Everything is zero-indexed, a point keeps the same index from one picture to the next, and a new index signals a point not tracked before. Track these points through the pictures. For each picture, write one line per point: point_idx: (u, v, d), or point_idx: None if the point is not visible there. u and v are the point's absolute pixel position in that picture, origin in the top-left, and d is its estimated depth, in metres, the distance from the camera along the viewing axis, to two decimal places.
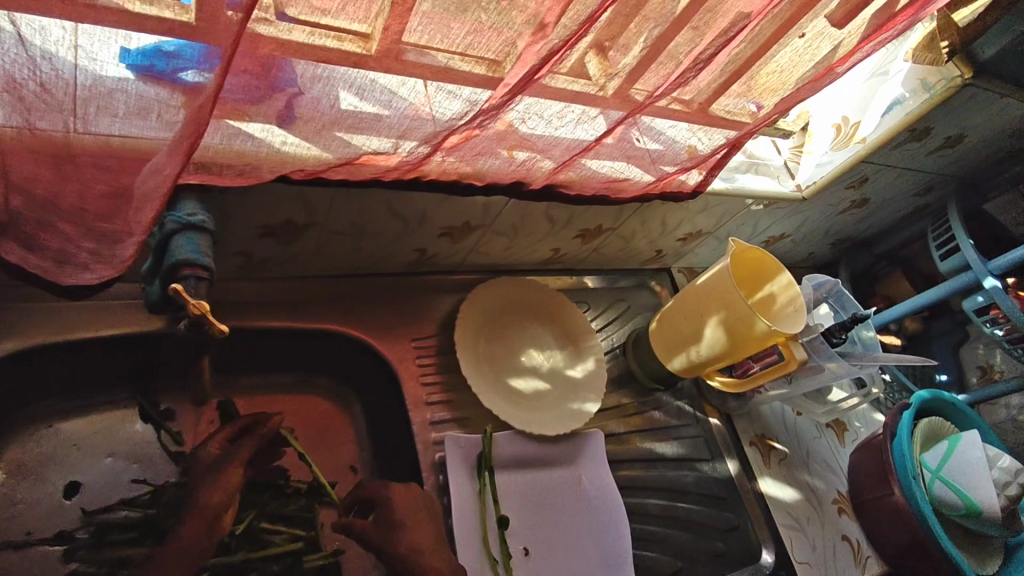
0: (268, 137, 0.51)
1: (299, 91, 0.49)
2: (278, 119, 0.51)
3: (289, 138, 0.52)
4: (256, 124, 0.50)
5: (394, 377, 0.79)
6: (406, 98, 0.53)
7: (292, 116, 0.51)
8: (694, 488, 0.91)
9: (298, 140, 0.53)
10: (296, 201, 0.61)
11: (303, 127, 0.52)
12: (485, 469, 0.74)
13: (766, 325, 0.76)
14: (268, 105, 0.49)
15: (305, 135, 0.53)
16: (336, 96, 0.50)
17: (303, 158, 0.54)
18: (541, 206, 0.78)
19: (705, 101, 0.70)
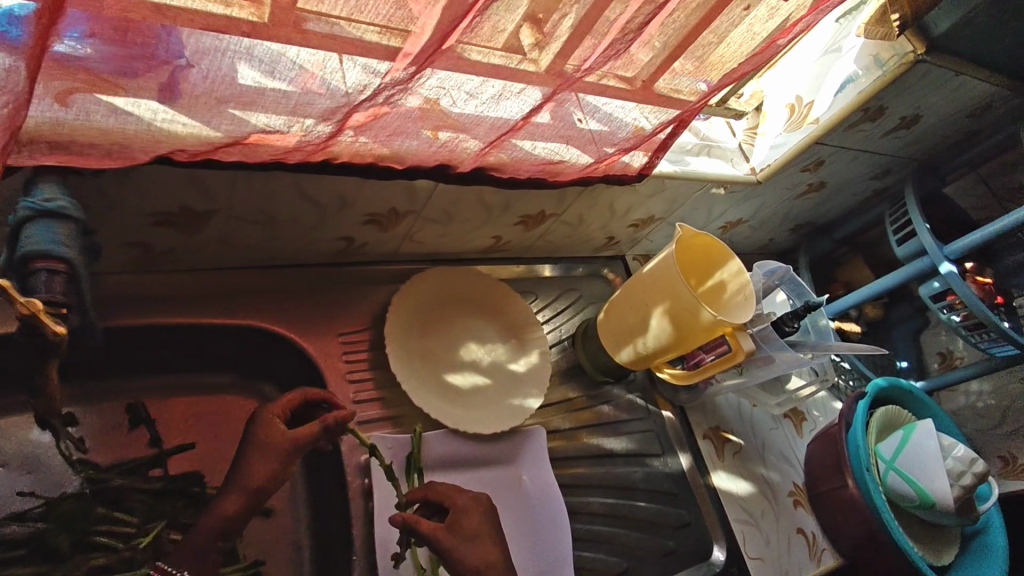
0: (139, 111, 0.46)
1: (185, 63, 0.45)
2: (159, 95, 0.46)
3: (171, 116, 0.47)
4: (128, 99, 0.45)
5: (318, 374, 0.74)
6: (291, 65, 0.47)
7: (176, 92, 0.46)
8: (643, 485, 0.87)
9: (183, 118, 0.48)
10: (189, 184, 0.55)
11: (190, 103, 0.47)
12: (414, 471, 0.70)
13: (712, 315, 0.72)
14: (147, 78, 0.45)
15: (194, 112, 0.48)
16: (235, 67, 0.46)
17: (186, 137, 0.49)
18: (474, 190, 0.73)
19: (649, 78, 0.65)
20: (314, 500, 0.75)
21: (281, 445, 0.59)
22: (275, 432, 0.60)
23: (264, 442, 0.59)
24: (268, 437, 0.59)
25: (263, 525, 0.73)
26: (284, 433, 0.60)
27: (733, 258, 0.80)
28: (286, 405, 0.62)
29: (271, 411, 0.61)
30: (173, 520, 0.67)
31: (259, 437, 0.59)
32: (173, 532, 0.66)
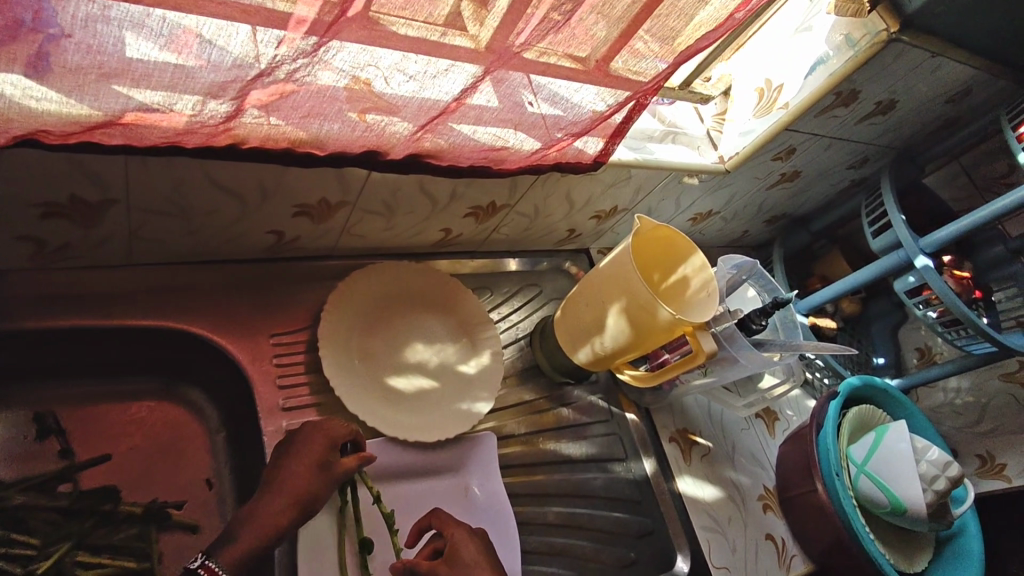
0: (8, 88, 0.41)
1: (59, 32, 0.39)
2: (26, 68, 0.40)
3: (44, 92, 0.42)
4: None
5: (245, 379, 0.68)
6: (167, 32, 0.41)
7: (47, 66, 0.41)
8: (602, 492, 0.83)
9: (54, 94, 0.42)
10: (73, 170, 0.49)
11: (64, 79, 0.42)
12: (345, 484, 0.63)
13: (670, 314, 0.67)
14: (10, 48, 0.39)
15: (66, 88, 0.42)
16: (120, 37, 0.40)
17: (60, 117, 0.43)
18: (415, 179, 0.66)
19: (603, 58, 0.60)
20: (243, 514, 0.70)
21: (335, 472, 0.60)
22: (326, 455, 0.60)
23: (317, 462, 0.59)
24: (323, 459, 0.59)
25: (186, 543, 0.67)
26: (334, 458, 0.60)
27: (695, 252, 0.75)
28: (340, 432, 0.61)
29: (321, 432, 0.61)
30: (80, 540, 0.61)
31: (313, 457, 0.59)
32: (80, 554, 0.60)
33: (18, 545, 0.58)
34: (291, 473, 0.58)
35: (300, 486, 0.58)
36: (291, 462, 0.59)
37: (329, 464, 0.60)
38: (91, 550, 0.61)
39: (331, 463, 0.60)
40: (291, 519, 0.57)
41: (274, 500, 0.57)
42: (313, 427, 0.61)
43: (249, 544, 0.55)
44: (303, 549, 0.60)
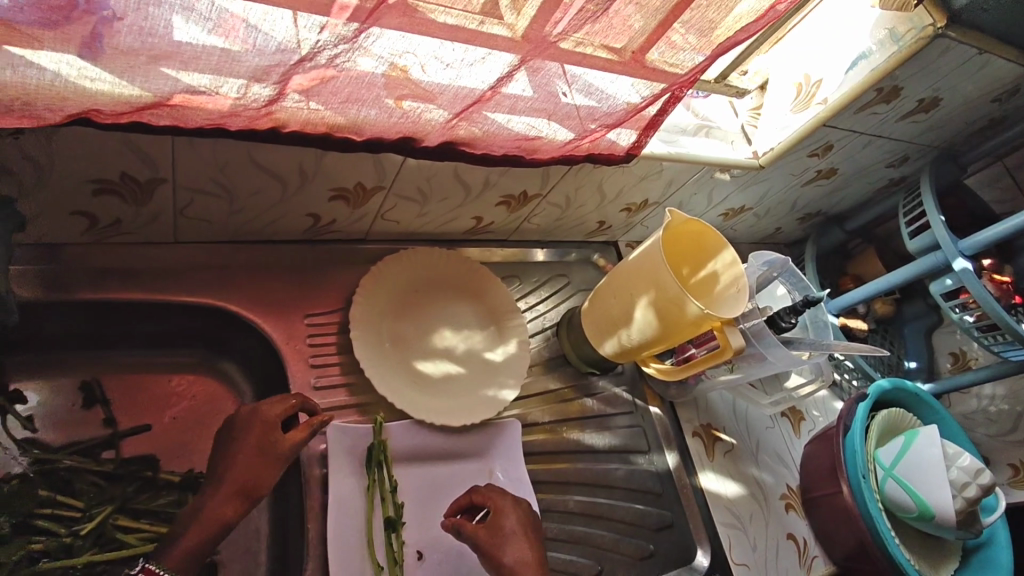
0: (64, 69, 0.42)
1: (114, 15, 0.41)
2: (82, 50, 0.42)
3: (97, 74, 0.43)
4: (48, 55, 0.41)
5: (278, 357, 0.70)
6: (217, 17, 0.43)
7: (101, 48, 0.42)
8: (623, 484, 0.83)
9: (108, 76, 0.44)
10: (126, 149, 0.51)
11: (115, 61, 0.43)
12: (374, 464, 0.65)
13: (699, 309, 0.67)
14: (71, 30, 0.41)
15: (118, 70, 0.44)
16: (169, 20, 0.42)
17: (115, 98, 0.45)
18: (450, 165, 0.67)
19: (638, 49, 0.60)
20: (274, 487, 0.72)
21: (279, 452, 0.59)
22: (264, 436, 0.59)
23: (255, 445, 0.59)
24: (263, 438, 0.59)
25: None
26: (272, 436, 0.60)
27: (727, 248, 0.75)
28: (277, 411, 0.61)
29: (258, 415, 0.60)
30: (121, 504, 0.64)
31: (252, 442, 0.59)
32: (121, 518, 0.63)
33: (63, 507, 0.61)
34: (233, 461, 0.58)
35: (242, 470, 0.57)
36: (234, 448, 0.59)
37: (266, 446, 0.59)
38: (132, 514, 0.64)
39: (271, 443, 0.59)
40: (236, 509, 0.56)
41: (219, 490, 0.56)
42: (251, 412, 0.61)
43: (198, 535, 0.54)
44: (330, 526, 0.62)
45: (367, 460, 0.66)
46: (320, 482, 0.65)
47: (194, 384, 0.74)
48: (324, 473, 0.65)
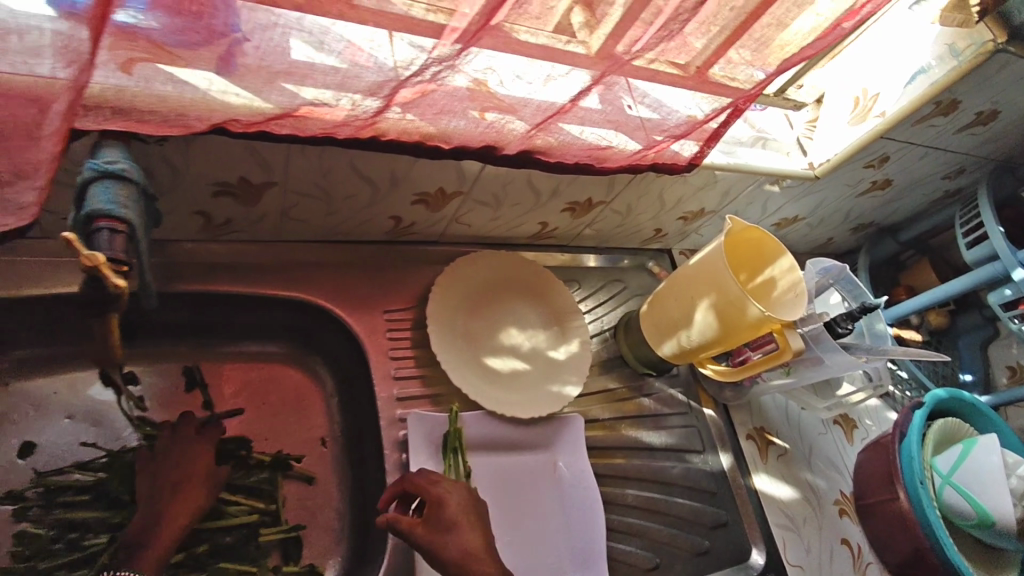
0: (203, 84, 0.49)
1: (243, 37, 0.46)
2: (218, 65, 0.48)
3: (235, 89, 0.50)
4: (193, 73, 0.48)
5: (361, 349, 0.75)
6: (341, 38, 0.49)
7: (234, 64, 0.48)
8: (680, 481, 0.86)
9: (244, 92, 0.50)
10: (248, 155, 0.57)
11: (247, 78, 0.49)
12: (451, 450, 0.70)
13: (760, 311, 0.70)
14: (210, 50, 0.46)
15: (252, 86, 0.50)
16: (290, 41, 0.47)
17: (248, 110, 0.51)
18: (523, 172, 0.72)
19: (703, 65, 0.64)
20: (354, 470, 0.77)
21: (193, 451, 0.65)
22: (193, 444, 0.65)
23: (183, 451, 0.64)
24: (181, 443, 0.65)
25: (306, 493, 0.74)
26: (194, 439, 0.66)
27: (784, 254, 0.78)
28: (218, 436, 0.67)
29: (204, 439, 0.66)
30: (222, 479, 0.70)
31: (191, 450, 0.65)
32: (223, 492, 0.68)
33: None
34: (176, 465, 0.63)
35: (183, 473, 0.62)
36: (166, 455, 0.64)
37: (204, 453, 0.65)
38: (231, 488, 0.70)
39: (197, 447, 0.65)
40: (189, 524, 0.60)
41: (171, 490, 0.61)
42: (172, 428, 0.66)
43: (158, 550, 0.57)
44: (414, 503, 0.67)
45: (443, 447, 0.71)
46: (401, 466, 0.70)
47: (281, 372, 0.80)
48: (406, 457, 0.71)
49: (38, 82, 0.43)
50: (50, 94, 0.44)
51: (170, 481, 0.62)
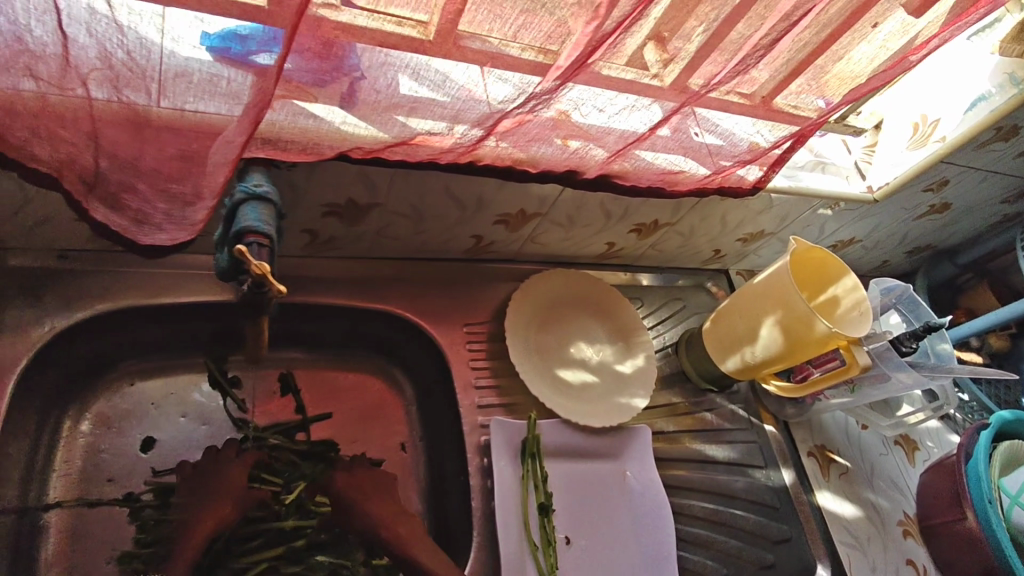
0: (329, 117, 0.55)
1: (360, 74, 0.52)
2: (342, 101, 0.54)
3: (349, 118, 0.55)
4: (320, 106, 0.54)
5: (444, 359, 0.81)
6: (458, 81, 0.54)
7: (355, 99, 0.54)
8: (743, 494, 0.88)
9: (356, 120, 0.56)
10: (360, 179, 0.64)
11: (363, 109, 0.54)
12: (528, 455, 0.74)
13: (827, 327, 0.73)
14: (334, 87, 0.52)
15: (366, 117, 0.56)
16: (396, 79, 0.53)
17: (358, 137, 0.57)
18: (598, 196, 0.79)
19: (768, 94, 0.68)
20: (433, 474, 0.81)
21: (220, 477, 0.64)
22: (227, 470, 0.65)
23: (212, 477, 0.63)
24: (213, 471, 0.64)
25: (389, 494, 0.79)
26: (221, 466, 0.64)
27: (848, 274, 0.80)
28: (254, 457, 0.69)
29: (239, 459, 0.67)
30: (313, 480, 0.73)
31: (224, 474, 0.64)
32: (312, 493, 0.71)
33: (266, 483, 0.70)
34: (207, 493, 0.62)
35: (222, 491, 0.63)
36: (200, 482, 0.63)
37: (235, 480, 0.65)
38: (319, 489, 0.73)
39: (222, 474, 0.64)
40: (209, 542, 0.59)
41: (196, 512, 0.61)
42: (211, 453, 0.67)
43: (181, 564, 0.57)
44: (496, 505, 0.71)
45: (521, 452, 0.75)
46: (483, 469, 0.74)
47: (367, 380, 0.85)
48: (487, 462, 0.75)
49: (215, 120, 0.45)
50: (220, 128, 0.46)
51: (200, 500, 0.62)
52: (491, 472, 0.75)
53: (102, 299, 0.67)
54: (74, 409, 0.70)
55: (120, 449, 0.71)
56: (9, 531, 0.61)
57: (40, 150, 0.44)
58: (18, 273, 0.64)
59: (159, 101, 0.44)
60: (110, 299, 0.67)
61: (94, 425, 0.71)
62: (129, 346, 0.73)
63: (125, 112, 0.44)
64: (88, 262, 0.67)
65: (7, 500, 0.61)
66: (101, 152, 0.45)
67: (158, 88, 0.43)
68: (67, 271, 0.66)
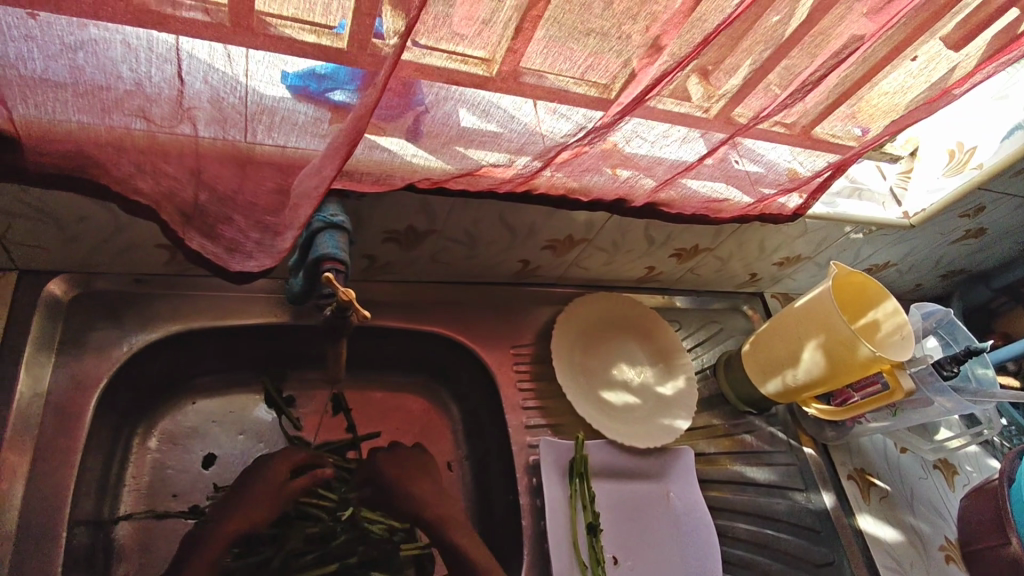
0: (402, 151, 0.58)
1: (425, 109, 0.54)
2: (407, 134, 0.57)
3: (419, 152, 0.58)
4: (390, 139, 0.57)
5: (492, 379, 0.83)
6: (524, 119, 0.58)
7: (420, 132, 0.57)
8: (785, 517, 0.88)
9: (426, 154, 0.58)
10: (420, 207, 0.69)
11: (430, 142, 0.57)
12: (576, 475, 0.76)
13: (870, 350, 0.75)
14: (401, 122, 0.55)
15: (429, 149, 0.58)
16: (455, 112, 0.56)
17: (426, 169, 0.60)
18: (641, 222, 0.82)
19: (809, 123, 0.70)
20: (480, 494, 0.83)
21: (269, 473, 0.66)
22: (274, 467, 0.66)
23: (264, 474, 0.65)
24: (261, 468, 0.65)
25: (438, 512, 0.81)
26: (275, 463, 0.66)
27: (889, 298, 0.82)
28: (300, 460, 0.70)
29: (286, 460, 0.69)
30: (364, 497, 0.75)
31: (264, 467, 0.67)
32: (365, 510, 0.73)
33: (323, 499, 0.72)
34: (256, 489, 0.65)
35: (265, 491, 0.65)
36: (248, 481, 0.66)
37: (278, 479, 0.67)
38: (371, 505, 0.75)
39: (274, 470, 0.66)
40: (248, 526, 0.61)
41: (241, 499, 0.63)
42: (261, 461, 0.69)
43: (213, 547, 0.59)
44: (547, 524, 0.72)
45: (568, 471, 0.77)
46: (532, 489, 0.76)
47: (414, 400, 0.87)
48: (536, 482, 0.77)
49: (300, 155, 0.50)
50: (302, 162, 0.51)
51: (239, 498, 0.64)
52: (539, 491, 0.76)
53: (174, 321, 0.71)
54: (144, 426, 0.73)
55: (185, 465, 0.74)
56: (91, 541, 0.63)
57: (142, 184, 0.48)
58: (100, 296, 0.68)
59: (263, 139, 0.49)
60: (182, 320, 0.71)
61: (161, 441, 0.74)
62: (194, 366, 0.76)
63: (229, 150, 0.49)
64: (162, 285, 0.71)
65: (91, 512, 0.64)
66: (202, 186, 0.50)
67: (264, 129, 0.48)
68: (142, 295, 0.70)
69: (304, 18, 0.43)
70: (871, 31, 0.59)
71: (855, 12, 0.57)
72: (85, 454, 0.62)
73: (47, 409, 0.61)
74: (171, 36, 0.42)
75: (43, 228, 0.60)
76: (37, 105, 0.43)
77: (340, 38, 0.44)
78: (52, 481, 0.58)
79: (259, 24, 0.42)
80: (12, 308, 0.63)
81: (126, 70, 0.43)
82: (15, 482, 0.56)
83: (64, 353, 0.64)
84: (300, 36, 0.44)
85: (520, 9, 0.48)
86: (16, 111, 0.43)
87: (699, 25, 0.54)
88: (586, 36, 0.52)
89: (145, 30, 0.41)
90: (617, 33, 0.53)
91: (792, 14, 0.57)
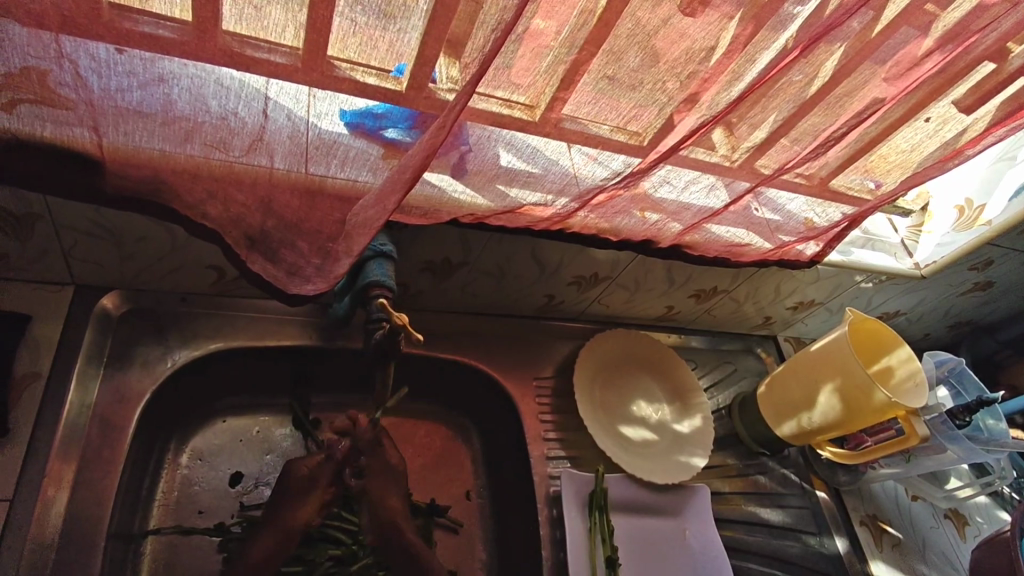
0: (444, 186, 0.62)
1: (468, 148, 0.58)
2: (452, 171, 0.61)
3: (463, 189, 0.62)
4: (434, 174, 0.61)
5: (514, 410, 0.85)
6: (565, 163, 0.62)
7: (464, 171, 0.61)
8: (799, 560, 0.89)
9: (470, 191, 0.62)
10: (458, 240, 0.73)
11: (474, 179, 0.61)
12: (596, 507, 0.76)
13: (885, 396, 0.78)
14: (446, 159, 0.59)
15: (474, 186, 0.62)
16: (497, 152, 0.59)
17: (470, 205, 0.63)
18: (663, 264, 0.86)
19: (827, 176, 0.74)
20: (500, 527, 0.82)
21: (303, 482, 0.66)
22: (310, 471, 0.67)
23: (301, 483, 0.66)
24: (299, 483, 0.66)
25: (452, 540, 0.79)
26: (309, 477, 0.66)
27: (903, 345, 0.85)
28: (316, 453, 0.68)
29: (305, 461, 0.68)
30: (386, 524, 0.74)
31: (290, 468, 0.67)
32: None
33: (346, 522, 0.71)
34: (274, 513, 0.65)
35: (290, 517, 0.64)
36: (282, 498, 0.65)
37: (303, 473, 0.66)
38: None
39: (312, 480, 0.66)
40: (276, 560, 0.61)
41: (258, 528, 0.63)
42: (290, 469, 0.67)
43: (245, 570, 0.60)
44: (569, 555, 0.72)
45: (588, 504, 0.78)
46: (552, 520, 0.77)
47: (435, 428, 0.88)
48: (555, 513, 0.78)
49: (360, 189, 0.54)
50: (362, 194, 0.54)
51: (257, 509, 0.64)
52: (559, 523, 0.77)
53: (218, 337, 0.74)
54: (175, 442, 0.74)
55: (210, 483, 0.74)
56: (122, 553, 0.63)
57: (211, 209, 0.50)
58: (147, 314, 0.72)
59: (334, 172, 0.53)
60: (224, 338, 0.74)
61: (190, 458, 0.74)
62: (228, 382, 0.78)
63: (302, 182, 0.52)
64: (203, 305, 0.75)
65: (123, 526, 0.64)
66: (268, 214, 0.52)
67: (335, 162, 0.52)
68: (186, 314, 0.73)
69: (368, 62, 0.47)
70: (890, 94, 0.64)
71: (877, 76, 0.62)
72: (126, 467, 0.65)
73: (93, 421, 0.63)
74: (259, 76, 0.47)
75: (105, 247, 0.63)
76: (126, 133, 0.47)
77: (400, 82, 0.49)
78: (96, 491, 0.61)
79: (328, 67, 0.46)
80: (68, 320, 0.66)
81: (214, 105, 0.47)
82: (62, 490, 0.58)
83: (110, 367, 0.67)
84: (365, 80, 0.48)
85: (571, 64, 0.52)
86: (105, 138, 0.46)
87: (729, 86, 0.59)
88: (628, 92, 0.57)
89: (237, 72, 0.46)
90: (653, 88, 0.57)
91: (814, 75, 0.61)
